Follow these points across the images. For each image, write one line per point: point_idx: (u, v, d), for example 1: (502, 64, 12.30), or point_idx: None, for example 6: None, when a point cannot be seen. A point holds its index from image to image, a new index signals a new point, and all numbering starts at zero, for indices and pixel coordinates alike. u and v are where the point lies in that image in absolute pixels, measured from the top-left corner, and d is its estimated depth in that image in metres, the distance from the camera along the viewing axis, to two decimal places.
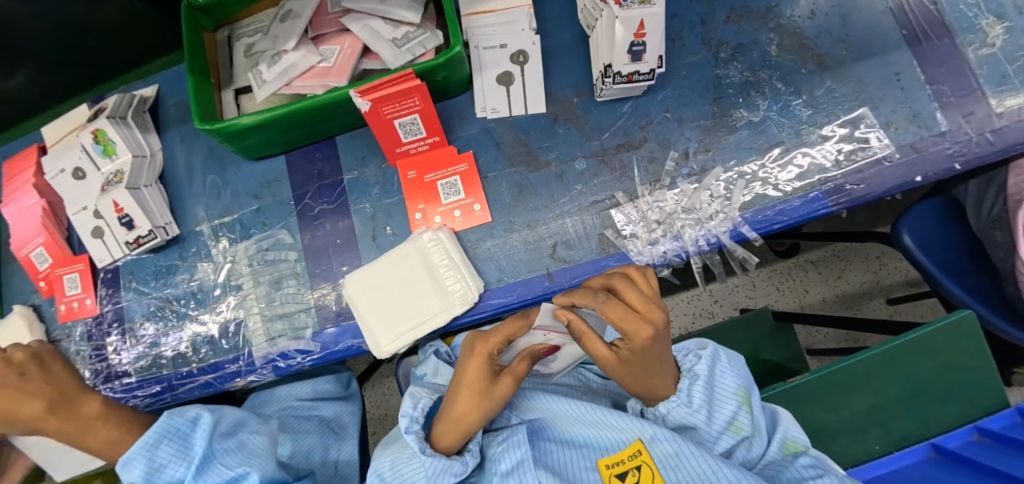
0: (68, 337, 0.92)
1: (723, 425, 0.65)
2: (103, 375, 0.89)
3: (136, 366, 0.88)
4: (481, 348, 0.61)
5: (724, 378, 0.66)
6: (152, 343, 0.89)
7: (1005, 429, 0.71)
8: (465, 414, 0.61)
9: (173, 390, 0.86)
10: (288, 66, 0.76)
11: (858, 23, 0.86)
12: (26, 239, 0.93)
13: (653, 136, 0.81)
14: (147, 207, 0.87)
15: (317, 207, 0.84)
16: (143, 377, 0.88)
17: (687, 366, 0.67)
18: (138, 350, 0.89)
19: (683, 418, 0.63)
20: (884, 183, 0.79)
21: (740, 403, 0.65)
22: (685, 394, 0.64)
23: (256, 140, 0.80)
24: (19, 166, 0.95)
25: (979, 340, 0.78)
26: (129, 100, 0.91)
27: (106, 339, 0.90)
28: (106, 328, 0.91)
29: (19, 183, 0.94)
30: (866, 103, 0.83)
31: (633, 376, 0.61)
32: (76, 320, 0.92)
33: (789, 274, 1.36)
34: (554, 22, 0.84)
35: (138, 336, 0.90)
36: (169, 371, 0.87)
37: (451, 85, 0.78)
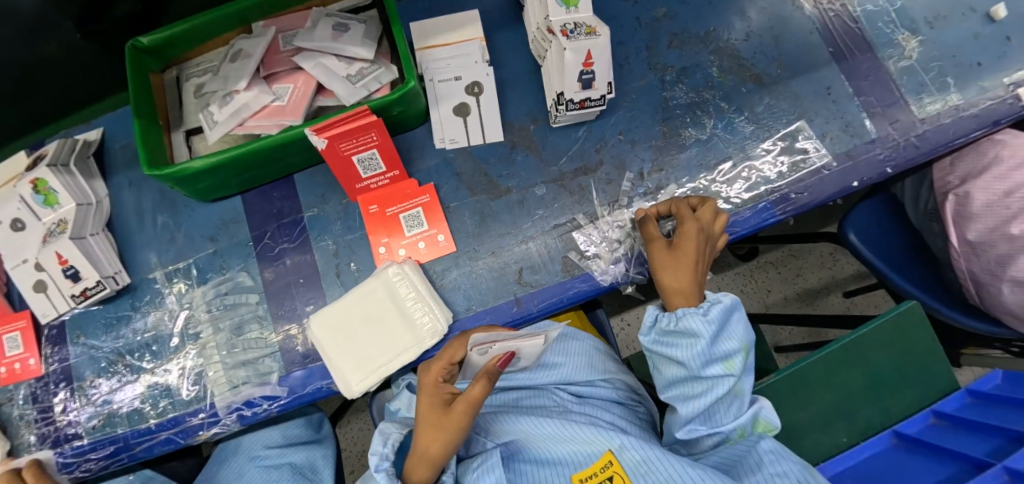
0: (9, 401, 0.86)
1: (720, 355, 0.66)
2: (51, 439, 0.83)
3: (88, 426, 0.83)
4: (429, 380, 0.63)
5: (735, 326, 0.68)
6: (104, 400, 0.84)
7: (956, 411, 0.76)
8: (427, 449, 0.61)
9: (130, 449, 0.81)
10: (240, 106, 0.75)
11: (789, 43, 0.92)
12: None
13: (609, 158, 0.83)
14: (95, 257, 0.83)
15: (277, 247, 0.82)
16: (96, 438, 0.83)
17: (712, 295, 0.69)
18: (88, 410, 0.84)
19: (695, 324, 0.65)
20: (824, 191, 0.84)
21: (740, 348, 0.67)
22: (704, 307, 0.66)
23: (210, 182, 0.78)
24: None
25: (927, 326, 0.83)
26: (71, 145, 0.88)
27: (53, 400, 0.85)
28: (52, 388, 0.85)
29: None
30: (802, 117, 0.88)
31: (665, 267, 0.69)
32: (18, 382, 0.86)
33: (751, 276, 1.41)
34: (507, 52, 0.86)
35: (89, 394, 0.84)
36: (125, 429, 0.82)
37: (407, 118, 0.79)
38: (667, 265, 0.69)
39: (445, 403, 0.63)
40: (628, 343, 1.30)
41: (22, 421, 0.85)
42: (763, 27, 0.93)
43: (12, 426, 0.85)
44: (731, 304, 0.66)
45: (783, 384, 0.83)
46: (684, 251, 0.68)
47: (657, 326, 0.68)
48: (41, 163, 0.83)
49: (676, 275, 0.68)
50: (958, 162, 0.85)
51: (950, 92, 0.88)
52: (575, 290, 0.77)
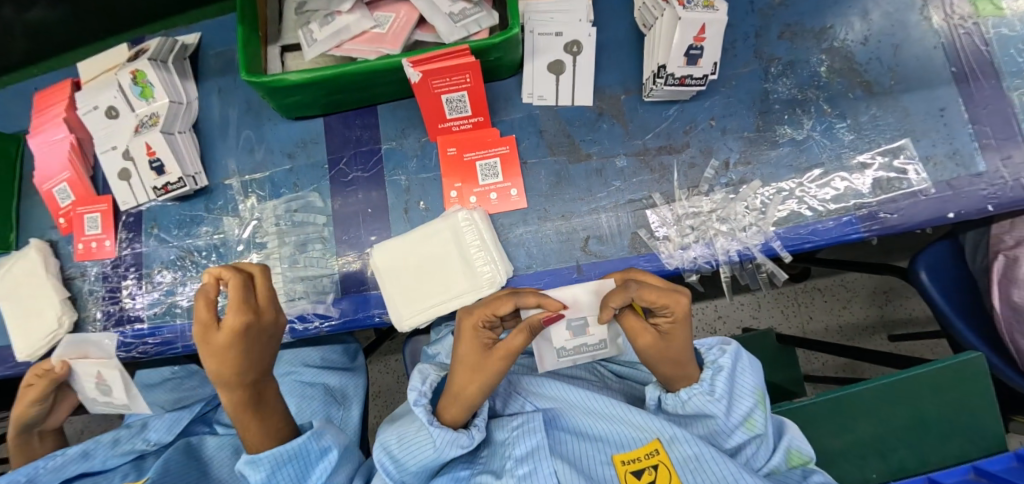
0: (82, 276, 0.92)
1: (737, 421, 0.62)
2: (115, 318, 0.89)
3: (150, 312, 0.88)
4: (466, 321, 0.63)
5: (744, 378, 0.64)
6: (168, 291, 0.88)
7: (1003, 472, 0.68)
8: (464, 389, 0.61)
9: (185, 340, 0.86)
10: (340, 28, 0.75)
11: (908, 54, 0.86)
12: (50, 173, 0.92)
13: (696, 142, 0.81)
14: (180, 154, 0.86)
15: (351, 174, 0.84)
16: (155, 324, 0.88)
17: (710, 358, 0.64)
18: (153, 296, 0.89)
19: (702, 407, 0.61)
20: (917, 215, 0.79)
21: (757, 402, 0.62)
22: (708, 383, 0.61)
23: (299, 99, 0.79)
24: (50, 98, 0.93)
25: (985, 382, 0.75)
26: (171, 45, 0.90)
27: (122, 282, 0.90)
28: (123, 272, 0.90)
29: (48, 116, 0.92)
30: (908, 135, 0.83)
31: (656, 358, 0.62)
32: (93, 260, 0.91)
33: (795, 299, 1.36)
34: (610, 17, 0.84)
35: (155, 283, 0.89)
36: (183, 320, 0.87)
37: (501, 66, 0.78)
38: (662, 358, 0.62)
39: (485, 346, 0.62)
40: None
41: (91, 297, 0.90)
42: (883, 32, 0.87)
43: (82, 300, 0.91)
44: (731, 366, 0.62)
45: (816, 409, 0.80)
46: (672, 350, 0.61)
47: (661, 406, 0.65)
48: (142, 57, 0.86)
49: (673, 366, 0.62)
50: None
51: None
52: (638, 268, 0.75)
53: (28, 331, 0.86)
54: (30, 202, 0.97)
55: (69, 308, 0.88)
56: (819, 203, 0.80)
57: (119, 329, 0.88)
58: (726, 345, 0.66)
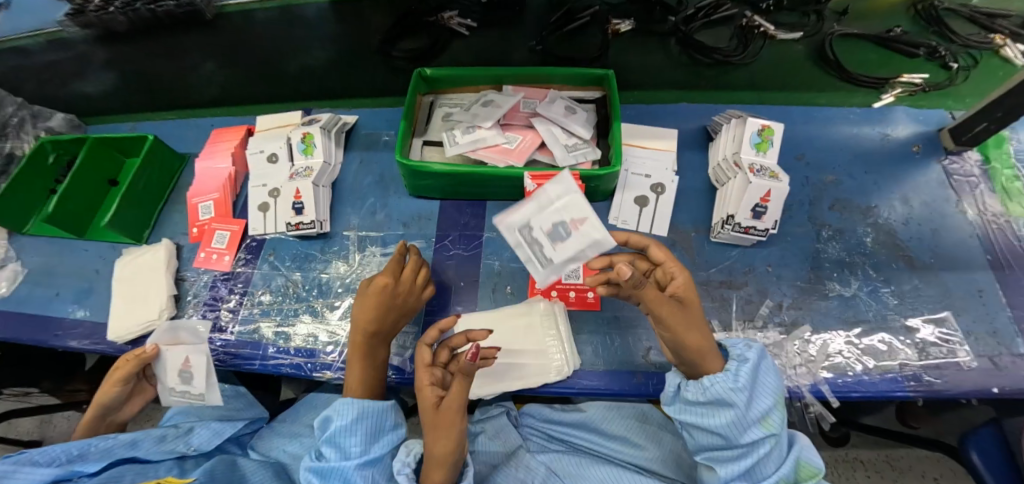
0: (194, 280, 1.06)
1: (756, 418, 0.65)
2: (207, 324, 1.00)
3: (240, 328, 0.98)
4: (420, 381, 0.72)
5: (767, 377, 0.69)
6: (263, 311, 0.99)
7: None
8: (440, 454, 0.69)
9: (263, 360, 0.94)
10: (479, 137, 0.95)
11: (946, 238, 0.98)
12: (203, 191, 1.12)
13: (753, 282, 0.92)
14: (318, 202, 1.04)
15: (453, 250, 0.99)
16: (242, 338, 0.97)
17: (737, 352, 0.71)
18: (249, 314, 1.00)
19: (726, 394, 0.65)
20: (961, 384, 0.84)
21: (775, 403, 0.67)
22: (733, 373, 0.67)
23: (429, 183, 0.98)
24: (225, 137, 1.18)
25: None
26: (337, 121, 1.15)
27: (225, 295, 1.03)
28: (231, 285, 1.04)
29: (220, 148, 1.16)
30: (948, 308, 0.92)
31: (681, 328, 0.68)
32: (209, 268, 1.06)
33: (834, 466, 1.31)
34: (688, 169, 1.03)
35: (254, 302, 1.01)
36: (268, 341, 0.96)
37: (596, 191, 0.95)
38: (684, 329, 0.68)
39: (434, 404, 0.70)
40: None
41: (193, 300, 1.03)
42: (923, 218, 1.00)
43: (183, 301, 1.04)
44: (755, 360, 0.69)
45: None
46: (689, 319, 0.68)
47: (681, 395, 0.70)
48: (315, 124, 1.11)
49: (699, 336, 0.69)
50: None
51: None
52: None
53: (131, 317, 0.99)
54: (173, 210, 1.18)
55: (172, 305, 1.01)
56: (864, 356, 0.87)
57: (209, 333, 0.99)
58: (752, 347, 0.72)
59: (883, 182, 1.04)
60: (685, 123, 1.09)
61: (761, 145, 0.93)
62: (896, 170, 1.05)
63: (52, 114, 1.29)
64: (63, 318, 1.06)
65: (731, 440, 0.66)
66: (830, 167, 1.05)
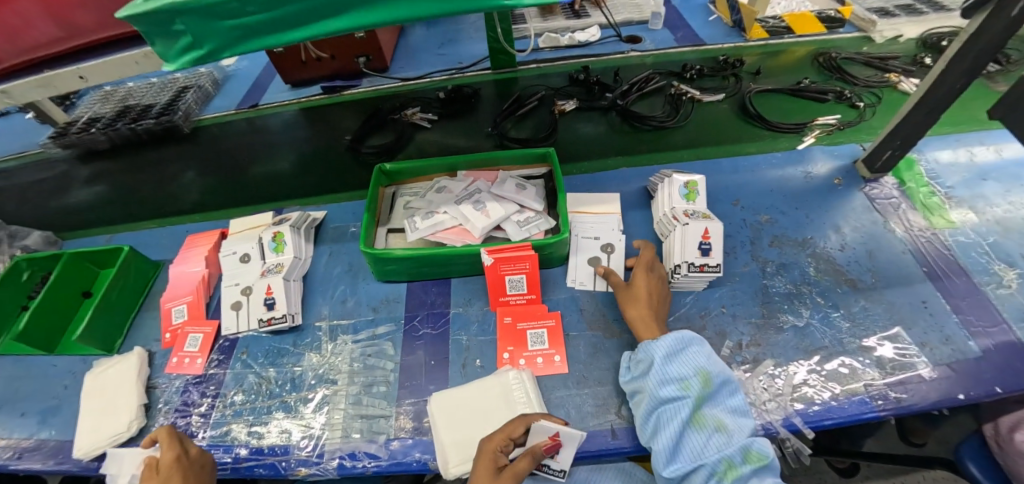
0: (165, 387, 1.05)
1: (675, 377, 0.77)
2: (178, 431, 0.97)
3: (211, 432, 0.97)
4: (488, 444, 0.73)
5: (694, 357, 0.79)
6: (235, 413, 0.98)
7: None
8: None
9: (236, 464, 0.92)
10: (437, 221, 1.02)
11: (882, 258, 1.04)
12: (176, 295, 1.15)
13: (711, 325, 0.96)
14: (289, 297, 1.08)
15: (422, 329, 1.02)
16: (213, 442, 0.95)
17: (670, 337, 0.84)
18: (221, 416, 0.98)
19: (651, 349, 0.81)
20: (926, 396, 0.86)
21: (696, 373, 0.76)
22: (657, 341, 0.82)
23: (394, 267, 1.03)
24: (198, 242, 1.23)
25: None
26: (307, 218, 1.21)
27: (198, 399, 1.02)
28: (202, 389, 1.03)
29: (193, 253, 1.21)
30: (899, 324, 0.95)
31: (642, 312, 0.88)
32: (180, 373, 1.06)
33: None
34: (634, 225, 1.10)
35: (226, 403, 1.00)
36: (240, 444, 0.94)
37: (552, 258, 1.01)
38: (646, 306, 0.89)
39: (496, 466, 0.71)
40: None
41: (164, 407, 1.02)
42: (857, 241, 1.07)
43: (153, 409, 1.02)
44: (677, 339, 0.80)
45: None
46: (649, 292, 0.90)
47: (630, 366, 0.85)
48: (286, 223, 1.17)
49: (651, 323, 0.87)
50: None
51: None
52: None
53: (98, 431, 0.97)
54: (145, 317, 1.19)
55: (141, 415, 0.99)
56: (829, 382, 0.89)
57: None
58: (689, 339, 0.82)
59: (814, 215, 1.12)
60: (626, 185, 1.19)
61: (690, 195, 1.04)
62: (824, 203, 1.14)
63: (30, 234, 1.28)
64: (28, 440, 1.03)
65: (655, 393, 0.77)
66: (764, 209, 1.14)
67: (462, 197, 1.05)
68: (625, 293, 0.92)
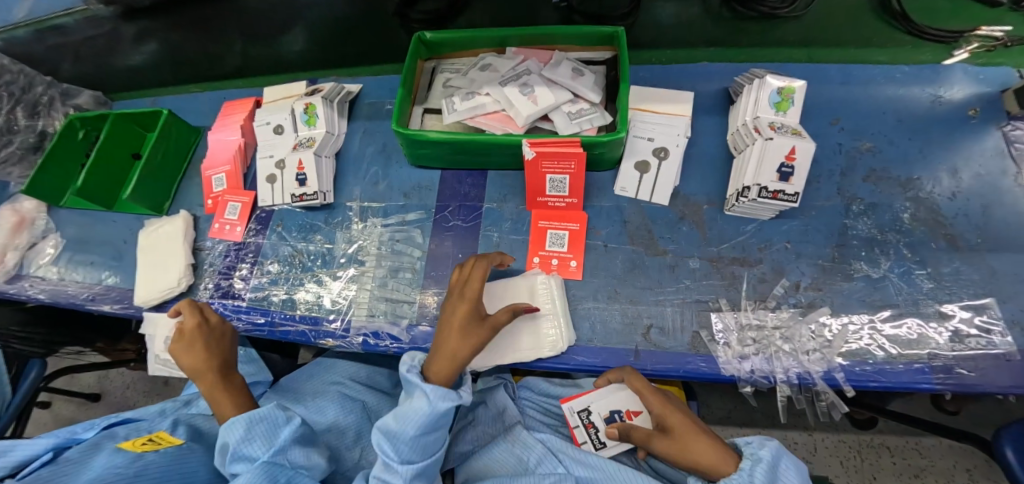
0: (209, 249, 1.08)
1: None
2: (222, 291, 1.03)
3: (251, 294, 1.01)
4: (470, 291, 0.73)
5: (788, 473, 0.63)
6: (271, 281, 1.01)
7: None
8: (458, 348, 0.70)
9: (272, 327, 0.96)
10: (477, 104, 0.90)
11: (998, 216, 0.87)
12: (215, 163, 1.13)
13: (769, 260, 0.86)
14: (321, 174, 1.02)
15: (453, 221, 0.96)
16: (252, 304, 1.00)
17: (749, 451, 0.65)
18: (259, 282, 1.02)
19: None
20: (998, 378, 0.76)
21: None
22: (747, 474, 0.61)
23: (428, 152, 0.94)
24: (235, 108, 1.17)
25: None
26: (339, 90, 1.10)
27: (238, 264, 1.05)
28: (242, 256, 1.06)
29: (230, 120, 1.15)
30: (993, 294, 0.82)
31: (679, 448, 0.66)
32: (222, 238, 1.08)
33: (859, 451, 1.25)
34: (704, 134, 0.95)
35: (263, 271, 1.03)
36: (275, 309, 0.98)
37: (601, 161, 0.89)
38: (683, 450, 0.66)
39: (475, 314, 0.73)
40: None
41: (209, 268, 1.06)
42: (973, 192, 0.89)
43: (200, 269, 1.07)
44: (771, 460, 0.62)
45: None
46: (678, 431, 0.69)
47: None
48: (318, 94, 1.07)
49: (696, 452, 0.65)
50: None
51: None
52: (694, 367, 0.78)
53: (152, 285, 1.03)
54: (191, 181, 1.20)
55: (189, 273, 1.03)
56: (887, 343, 0.79)
57: (223, 300, 1.02)
58: (768, 443, 0.65)
59: (929, 152, 0.93)
60: (705, 83, 1.00)
61: (782, 104, 0.86)
62: (945, 139, 0.93)
63: (80, 92, 1.32)
64: (97, 284, 1.12)
65: None
66: (868, 135, 0.95)
67: (508, 78, 0.91)
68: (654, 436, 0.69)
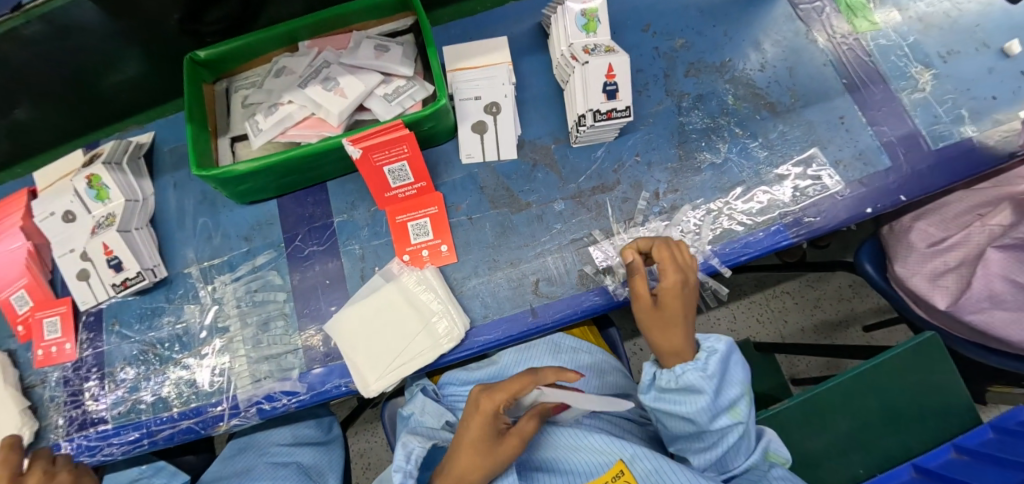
0: (42, 382, 0.90)
1: (725, 405, 0.64)
2: (77, 423, 0.87)
3: (112, 413, 0.86)
4: (488, 404, 0.63)
5: (736, 368, 0.67)
6: (131, 388, 0.87)
7: (942, 468, 0.68)
8: (466, 472, 0.61)
9: (152, 436, 0.84)
10: (284, 116, 0.82)
11: (803, 74, 0.95)
12: (7, 281, 0.92)
13: (626, 178, 0.87)
14: (138, 249, 0.88)
15: (308, 249, 0.87)
16: (120, 423, 0.85)
17: (707, 343, 0.67)
18: (116, 395, 0.87)
19: (698, 382, 0.62)
20: (836, 216, 0.84)
21: (743, 392, 0.65)
22: (702, 361, 0.64)
23: (251, 185, 0.83)
24: (7, 209, 0.95)
25: (947, 363, 0.78)
26: (125, 146, 0.94)
27: (83, 385, 0.88)
28: (85, 373, 0.89)
29: (5, 225, 0.94)
30: (815, 144, 0.90)
31: (654, 325, 0.68)
32: (54, 365, 0.90)
33: (767, 305, 1.40)
34: (531, 75, 0.93)
35: (118, 380, 0.88)
36: (148, 416, 0.85)
37: (438, 133, 0.84)
38: (656, 325, 0.68)
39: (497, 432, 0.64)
40: (640, 368, 1.30)
41: (51, 404, 0.88)
42: (777, 59, 0.96)
43: (42, 408, 0.89)
44: (725, 351, 0.65)
45: (790, 415, 0.79)
46: (685, 298, 0.67)
47: (656, 383, 0.67)
48: (97, 161, 0.89)
49: (668, 335, 0.67)
50: (944, 202, 0.87)
51: (965, 123, 0.89)
52: (590, 303, 0.79)
53: None
54: None
55: (28, 418, 0.86)
56: (745, 218, 0.85)
57: (81, 433, 0.86)
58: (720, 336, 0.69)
59: (734, 33, 0.98)
60: (516, 24, 0.96)
61: (590, 25, 0.86)
62: (743, 17, 0.99)
63: None
64: None
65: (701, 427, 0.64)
66: (678, 31, 0.98)
67: (307, 77, 0.82)
68: (652, 315, 0.68)
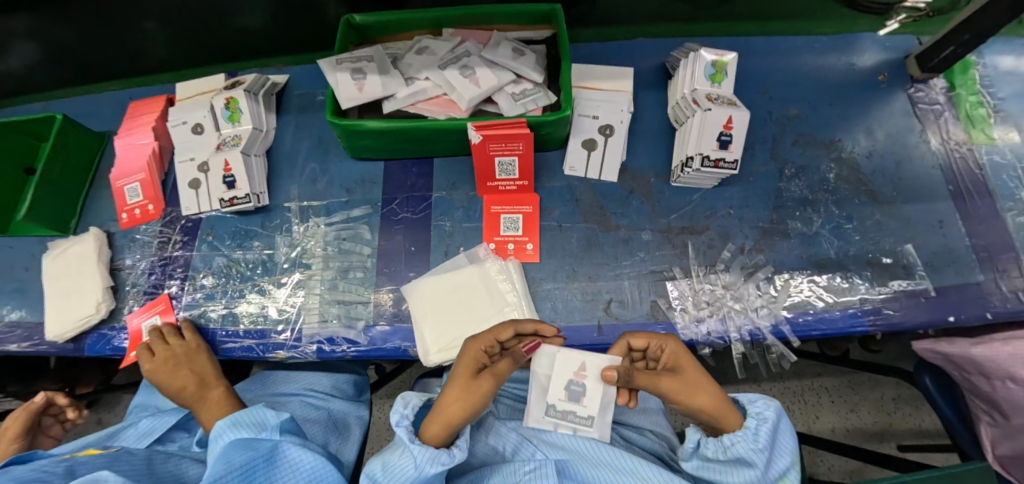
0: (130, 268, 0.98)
1: (775, 474, 0.62)
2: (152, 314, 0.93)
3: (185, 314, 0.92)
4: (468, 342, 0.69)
5: (785, 435, 0.65)
6: (207, 295, 0.93)
7: None
8: (450, 403, 0.62)
9: (213, 345, 0.88)
10: (418, 90, 0.88)
11: (909, 171, 0.95)
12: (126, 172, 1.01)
13: (715, 226, 0.89)
14: (251, 175, 0.95)
15: (401, 214, 0.92)
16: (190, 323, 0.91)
17: (753, 409, 0.65)
18: (193, 299, 0.93)
19: (746, 455, 0.61)
20: (918, 315, 0.83)
21: (792, 461, 0.64)
22: (753, 431, 0.62)
23: (368, 142, 0.89)
24: (144, 109, 1.05)
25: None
26: (263, 81, 1.02)
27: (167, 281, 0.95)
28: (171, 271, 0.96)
29: (138, 123, 1.03)
30: (910, 241, 0.89)
31: (687, 394, 0.63)
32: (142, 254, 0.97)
33: (800, 395, 1.36)
34: (646, 108, 0.97)
35: (198, 285, 0.94)
36: (215, 326, 0.90)
37: (550, 140, 0.89)
38: (689, 393, 0.63)
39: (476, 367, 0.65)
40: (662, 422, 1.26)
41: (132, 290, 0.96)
42: (887, 149, 0.97)
43: (122, 291, 0.96)
44: (775, 418, 0.63)
45: None
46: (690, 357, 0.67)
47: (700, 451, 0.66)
48: (239, 86, 0.98)
49: (704, 397, 0.64)
50: None
51: None
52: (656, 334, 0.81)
53: (64, 314, 0.91)
54: (98, 194, 1.06)
55: (110, 297, 0.93)
56: (824, 293, 0.85)
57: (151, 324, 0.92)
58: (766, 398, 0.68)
59: (849, 115, 1.00)
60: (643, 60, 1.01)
61: (717, 76, 0.89)
62: (861, 102, 1.01)
63: None
64: None
65: None
66: (794, 100, 1.01)
67: (447, 61, 0.89)
68: (677, 380, 0.64)
